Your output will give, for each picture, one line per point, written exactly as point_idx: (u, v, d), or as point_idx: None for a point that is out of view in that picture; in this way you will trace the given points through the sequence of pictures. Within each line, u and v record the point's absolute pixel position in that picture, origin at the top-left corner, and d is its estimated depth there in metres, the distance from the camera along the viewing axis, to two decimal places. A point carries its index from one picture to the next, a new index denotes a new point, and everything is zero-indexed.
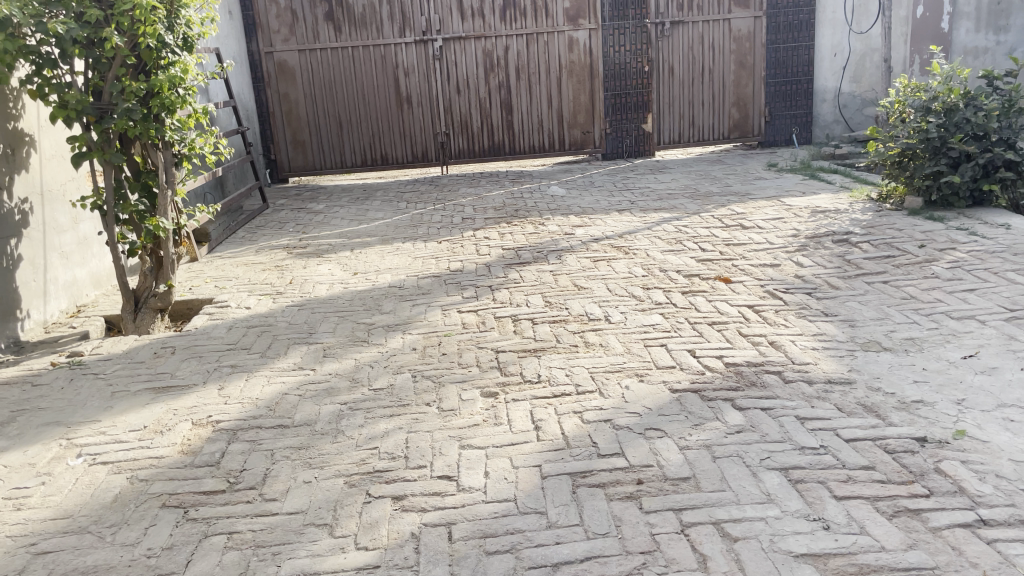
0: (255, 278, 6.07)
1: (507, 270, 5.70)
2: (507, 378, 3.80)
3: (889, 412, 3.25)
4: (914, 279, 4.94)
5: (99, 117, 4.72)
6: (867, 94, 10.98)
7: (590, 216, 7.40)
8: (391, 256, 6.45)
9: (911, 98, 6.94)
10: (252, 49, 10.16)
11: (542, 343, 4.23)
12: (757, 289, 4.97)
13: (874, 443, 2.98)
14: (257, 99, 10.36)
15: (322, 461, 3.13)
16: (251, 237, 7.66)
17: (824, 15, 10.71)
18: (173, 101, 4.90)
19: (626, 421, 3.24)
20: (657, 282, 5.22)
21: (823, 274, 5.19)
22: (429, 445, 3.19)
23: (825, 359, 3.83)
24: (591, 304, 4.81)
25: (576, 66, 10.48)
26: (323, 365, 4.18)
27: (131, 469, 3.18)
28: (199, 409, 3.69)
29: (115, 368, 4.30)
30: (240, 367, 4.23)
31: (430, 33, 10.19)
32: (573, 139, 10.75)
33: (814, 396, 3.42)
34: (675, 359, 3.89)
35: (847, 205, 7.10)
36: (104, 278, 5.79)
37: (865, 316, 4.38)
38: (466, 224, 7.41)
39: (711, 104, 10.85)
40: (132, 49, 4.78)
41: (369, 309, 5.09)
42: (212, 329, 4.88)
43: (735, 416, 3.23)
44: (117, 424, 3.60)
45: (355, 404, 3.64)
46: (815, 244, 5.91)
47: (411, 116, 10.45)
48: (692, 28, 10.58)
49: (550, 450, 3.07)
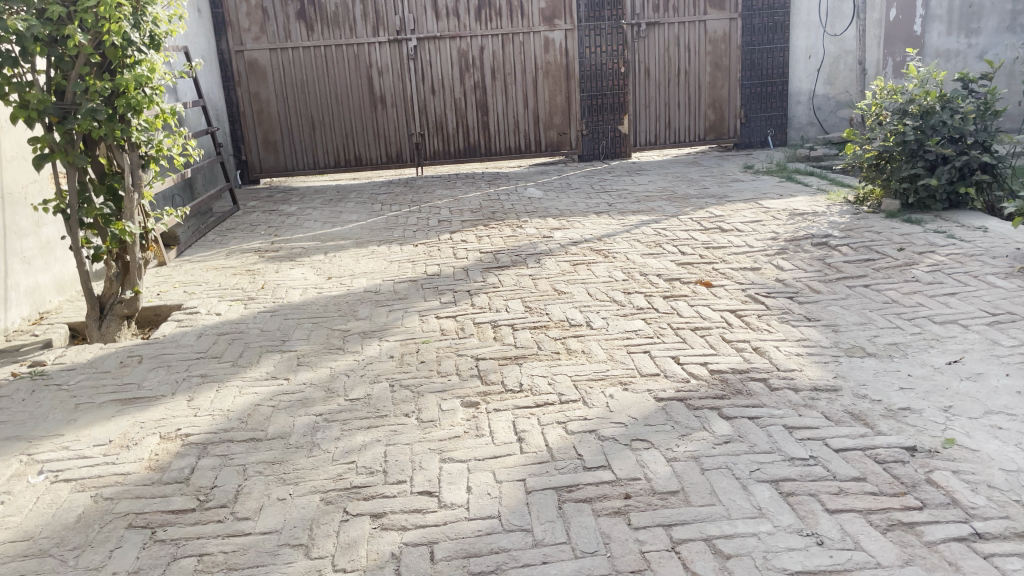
0: (225, 283, 5.91)
1: (486, 274, 5.60)
2: (488, 387, 3.70)
3: (877, 420, 3.19)
4: (895, 282, 4.92)
5: (61, 117, 4.55)
6: (841, 97, 11.03)
7: (568, 218, 7.33)
8: (366, 260, 6.33)
9: (888, 101, 6.96)
10: (222, 48, 9.96)
11: (523, 350, 4.13)
12: (739, 293, 4.92)
13: (864, 453, 2.92)
14: (227, 99, 10.16)
15: (297, 477, 3.01)
16: (222, 240, 7.48)
17: (798, 17, 10.75)
18: (140, 101, 4.70)
19: (611, 431, 3.16)
20: (638, 286, 5.15)
21: (804, 278, 5.15)
22: (409, 459, 3.08)
23: (809, 365, 3.77)
24: (572, 309, 4.72)
25: (552, 66, 10.40)
26: (297, 374, 4.05)
27: (95, 487, 3.04)
28: (167, 422, 3.55)
29: (79, 379, 4.13)
30: (210, 376, 4.08)
31: (405, 32, 10.05)
32: (550, 141, 10.66)
33: (801, 404, 3.36)
34: (659, 366, 3.82)
35: (824, 207, 7.10)
36: (68, 284, 5.60)
37: (848, 321, 4.34)
38: (442, 227, 7.30)
39: (687, 106, 10.84)
40: (96, 47, 4.61)
41: (345, 315, 4.97)
42: (181, 336, 4.72)
43: (722, 426, 3.16)
44: (81, 438, 3.45)
45: (332, 415, 3.52)
46: (795, 247, 5.89)
47: (385, 116, 10.31)
48: (668, 30, 10.56)
49: (534, 463, 2.97)
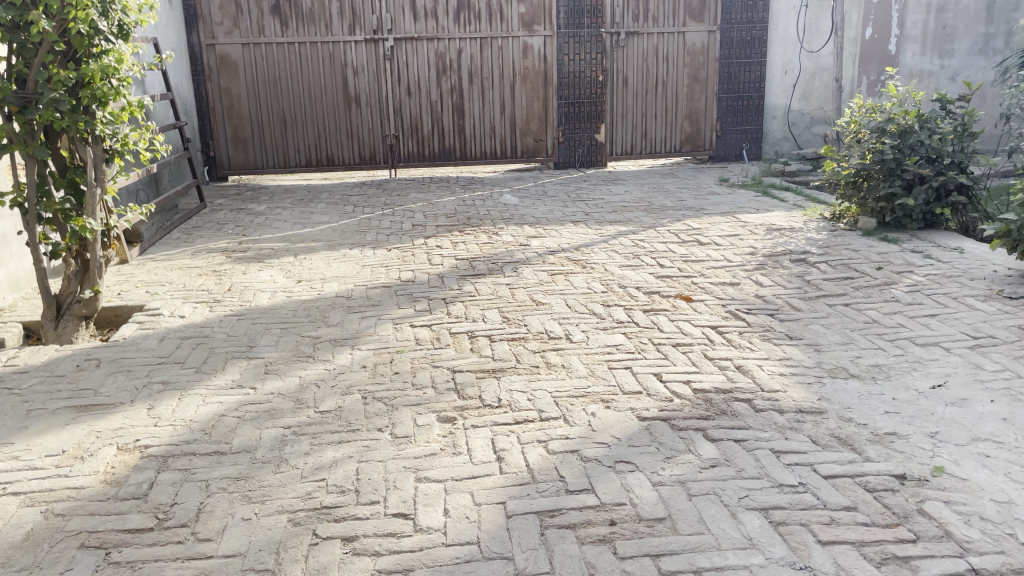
0: (190, 284, 5.71)
1: (462, 282, 5.46)
2: (465, 402, 3.56)
3: (865, 446, 3.12)
4: (875, 302, 4.89)
5: (22, 107, 4.33)
6: (816, 113, 11.11)
7: (545, 226, 7.22)
8: (338, 263, 6.15)
9: (866, 119, 6.95)
10: (192, 41, 9.72)
11: (501, 362, 4.01)
12: (719, 309, 4.85)
13: (854, 480, 2.85)
14: (196, 94, 9.91)
15: (264, 495, 2.85)
16: (187, 238, 7.26)
17: (776, 32, 10.80)
18: (106, 92, 4.50)
19: (594, 452, 3.05)
20: (617, 299, 5.05)
21: (784, 295, 5.10)
22: (383, 478, 2.93)
23: (794, 386, 3.69)
24: (551, 322, 4.61)
25: (530, 72, 10.30)
26: (264, 383, 3.88)
27: (46, 502, 2.84)
28: (125, 432, 3.36)
29: (32, 383, 3.91)
30: (172, 383, 3.89)
31: (381, 32, 9.89)
32: (525, 147, 10.60)
33: (787, 427, 3.27)
34: (642, 383, 3.72)
35: (802, 223, 7.09)
36: (23, 280, 5.36)
37: (830, 341, 4.28)
38: (416, 231, 7.15)
39: (665, 116, 10.81)
40: (61, 34, 4.38)
41: (315, 321, 4.80)
42: (142, 340, 4.52)
43: (709, 449, 3.07)
44: (32, 448, 3.24)
45: (301, 429, 3.36)
46: (773, 262, 5.84)
47: (359, 116, 10.13)
48: (647, 40, 10.52)
49: (514, 485, 2.84)
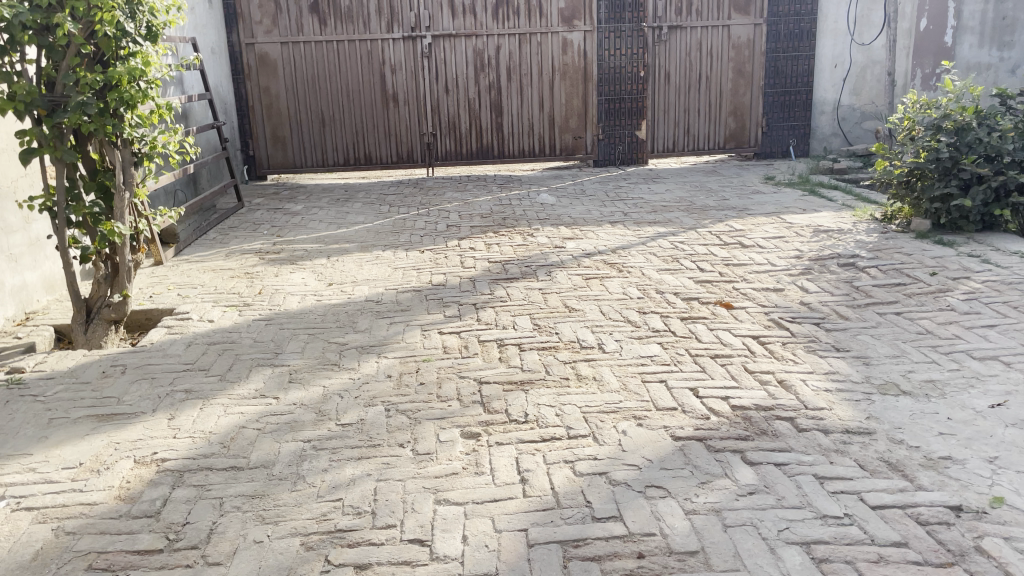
0: (222, 287, 5.66)
1: (494, 287, 5.32)
2: (490, 416, 3.42)
3: (916, 472, 2.90)
4: (929, 311, 4.62)
5: (51, 110, 4.31)
6: (867, 108, 10.73)
7: (582, 227, 7.05)
8: (370, 266, 6.06)
9: (921, 115, 6.62)
10: (232, 40, 9.74)
11: (529, 374, 3.86)
12: (761, 317, 4.63)
13: (904, 512, 2.64)
14: (236, 93, 9.92)
15: (278, 515, 2.75)
16: (223, 238, 7.24)
17: (826, 24, 10.41)
18: (134, 95, 4.44)
19: (624, 475, 2.88)
20: (653, 306, 4.86)
21: (831, 302, 4.85)
22: (401, 499, 2.81)
23: (840, 404, 3.47)
24: (584, 330, 4.44)
25: (569, 69, 10.13)
26: (287, 393, 3.79)
27: (58, 519, 2.77)
28: (144, 444, 3.29)
29: (57, 390, 3.87)
30: (195, 392, 3.82)
31: (419, 29, 9.79)
32: (564, 145, 10.42)
33: (832, 450, 3.06)
34: (677, 399, 3.53)
35: (850, 224, 6.79)
36: (58, 282, 5.38)
37: (880, 353, 4.04)
38: (450, 232, 7.02)
39: (708, 112, 10.53)
40: (89, 37, 4.33)
41: (343, 326, 4.71)
42: (169, 345, 4.47)
43: (747, 474, 2.88)
44: (50, 459, 3.19)
45: (321, 443, 3.26)
46: (820, 267, 5.58)
47: (397, 114, 10.05)
48: (691, 34, 10.25)
49: (538, 511, 2.69)
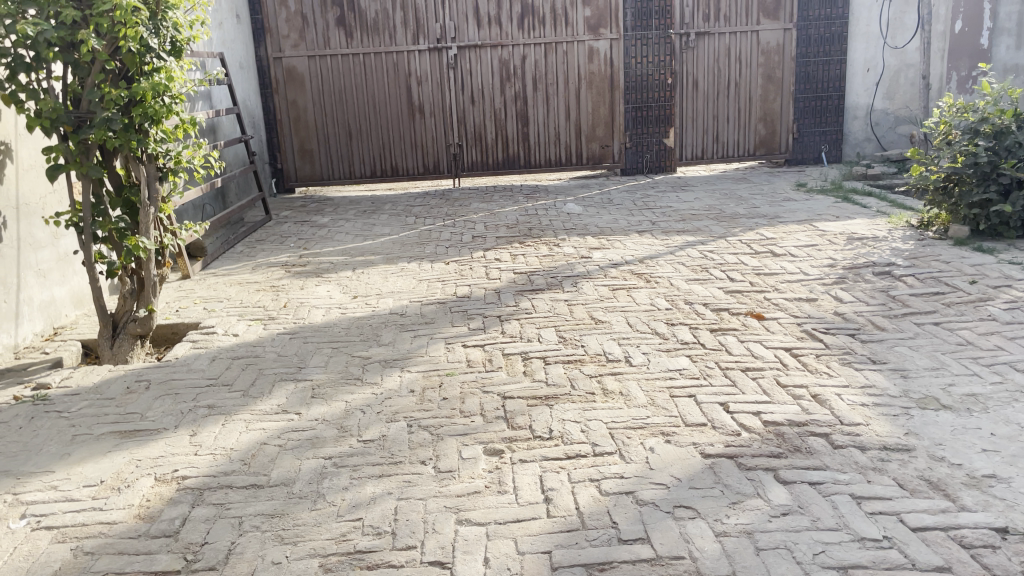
0: (247, 300, 5.66)
1: (519, 298, 5.25)
2: (514, 433, 3.34)
3: (960, 492, 2.76)
4: (969, 321, 4.46)
5: (76, 126, 4.33)
6: (901, 112, 10.52)
7: (609, 237, 6.96)
8: (395, 278, 6.03)
9: (958, 119, 6.44)
10: (260, 54, 9.81)
11: (554, 389, 3.77)
12: (794, 328, 4.50)
13: (948, 535, 2.51)
14: (265, 107, 9.99)
15: (297, 535, 2.69)
16: (250, 252, 7.26)
17: (857, 28, 10.22)
18: (157, 110, 4.46)
19: (652, 495, 2.79)
20: (682, 317, 4.76)
21: (866, 312, 4.71)
22: (422, 519, 2.74)
23: (877, 419, 3.34)
24: (610, 342, 4.35)
25: (596, 77, 10.06)
26: (309, 408, 3.74)
27: (77, 538, 2.75)
28: (165, 461, 3.26)
29: (82, 406, 3.87)
30: (217, 408, 3.79)
31: (445, 40, 9.79)
32: (591, 154, 10.33)
33: (870, 468, 2.94)
34: (706, 415, 3.42)
35: (885, 231, 6.62)
36: (87, 297, 5.41)
37: (919, 366, 3.90)
38: (476, 243, 6.97)
39: (737, 119, 10.38)
40: (113, 53, 4.35)
41: (367, 340, 4.67)
42: (194, 360, 4.46)
43: (781, 494, 2.77)
44: (72, 477, 3.17)
45: (342, 460, 3.20)
46: (855, 276, 5.43)
47: (423, 125, 10.05)
48: (719, 40, 10.12)
49: (562, 532, 2.61)
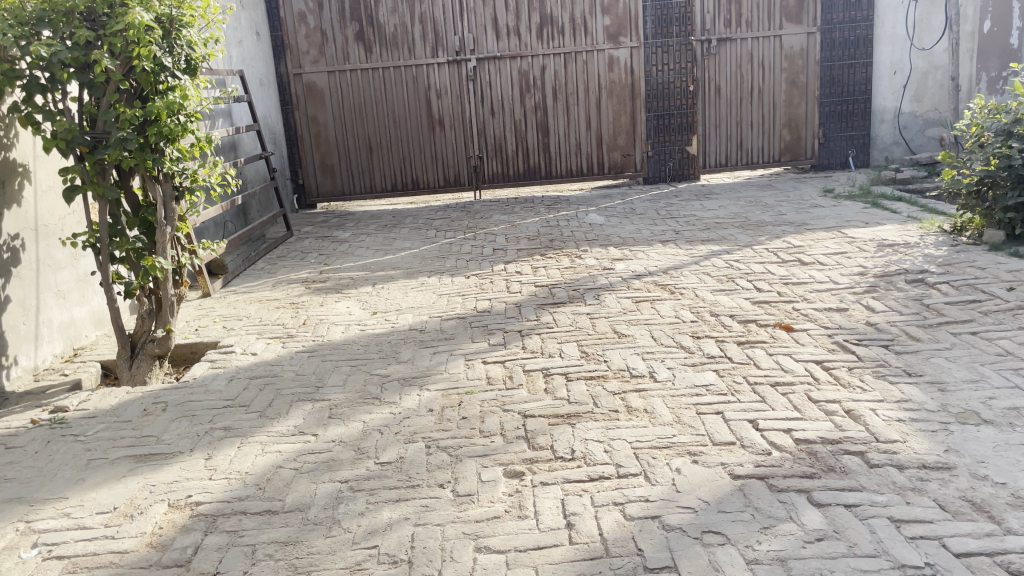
0: (267, 318, 5.61)
1: (540, 312, 5.15)
2: (535, 453, 3.23)
3: (1005, 513, 2.61)
4: (1008, 330, 4.28)
5: (93, 146, 4.31)
6: (929, 115, 10.30)
7: (632, 247, 6.84)
8: (415, 293, 5.96)
9: (989, 121, 6.30)
10: (280, 71, 9.82)
11: (577, 406, 3.66)
12: (825, 340, 4.35)
13: (994, 561, 2.37)
14: (286, 123, 9.99)
15: (310, 564, 2.61)
16: (271, 268, 7.23)
17: (882, 31, 10.03)
18: (172, 129, 4.41)
19: (678, 519, 2.67)
20: (708, 329, 4.63)
21: (900, 322, 4.54)
22: (439, 547, 2.64)
23: (915, 435, 3.19)
24: (633, 357, 4.24)
25: (616, 86, 9.95)
26: (327, 429, 3.67)
27: (87, 569, 2.68)
28: (179, 486, 3.20)
29: (98, 430, 3.82)
30: (233, 430, 3.72)
31: (464, 53, 9.75)
32: (613, 163, 10.22)
33: (908, 488, 2.79)
34: (735, 433, 3.29)
35: (917, 237, 6.43)
36: (107, 317, 5.39)
37: (957, 378, 3.74)
38: (497, 256, 6.88)
39: (761, 125, 10.24)
40: (128, 73, 4.34)
41: (385, 357, 4.59)
42: (211, 380, 4.40)
43: (815, 517, 2.64)
44: (85, 504, 3.11)
45: (358, 484, 3.12)
46: (886, 284, 5.26)
47: (443, 138, 10.01)
48: (741, 45, 9.99)
49: (584, 560, 2.50)
